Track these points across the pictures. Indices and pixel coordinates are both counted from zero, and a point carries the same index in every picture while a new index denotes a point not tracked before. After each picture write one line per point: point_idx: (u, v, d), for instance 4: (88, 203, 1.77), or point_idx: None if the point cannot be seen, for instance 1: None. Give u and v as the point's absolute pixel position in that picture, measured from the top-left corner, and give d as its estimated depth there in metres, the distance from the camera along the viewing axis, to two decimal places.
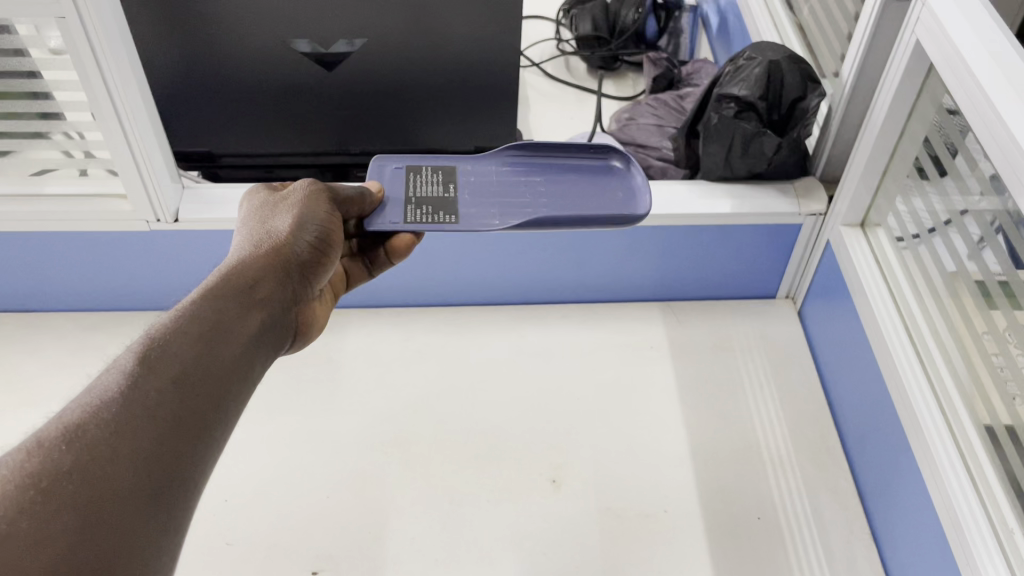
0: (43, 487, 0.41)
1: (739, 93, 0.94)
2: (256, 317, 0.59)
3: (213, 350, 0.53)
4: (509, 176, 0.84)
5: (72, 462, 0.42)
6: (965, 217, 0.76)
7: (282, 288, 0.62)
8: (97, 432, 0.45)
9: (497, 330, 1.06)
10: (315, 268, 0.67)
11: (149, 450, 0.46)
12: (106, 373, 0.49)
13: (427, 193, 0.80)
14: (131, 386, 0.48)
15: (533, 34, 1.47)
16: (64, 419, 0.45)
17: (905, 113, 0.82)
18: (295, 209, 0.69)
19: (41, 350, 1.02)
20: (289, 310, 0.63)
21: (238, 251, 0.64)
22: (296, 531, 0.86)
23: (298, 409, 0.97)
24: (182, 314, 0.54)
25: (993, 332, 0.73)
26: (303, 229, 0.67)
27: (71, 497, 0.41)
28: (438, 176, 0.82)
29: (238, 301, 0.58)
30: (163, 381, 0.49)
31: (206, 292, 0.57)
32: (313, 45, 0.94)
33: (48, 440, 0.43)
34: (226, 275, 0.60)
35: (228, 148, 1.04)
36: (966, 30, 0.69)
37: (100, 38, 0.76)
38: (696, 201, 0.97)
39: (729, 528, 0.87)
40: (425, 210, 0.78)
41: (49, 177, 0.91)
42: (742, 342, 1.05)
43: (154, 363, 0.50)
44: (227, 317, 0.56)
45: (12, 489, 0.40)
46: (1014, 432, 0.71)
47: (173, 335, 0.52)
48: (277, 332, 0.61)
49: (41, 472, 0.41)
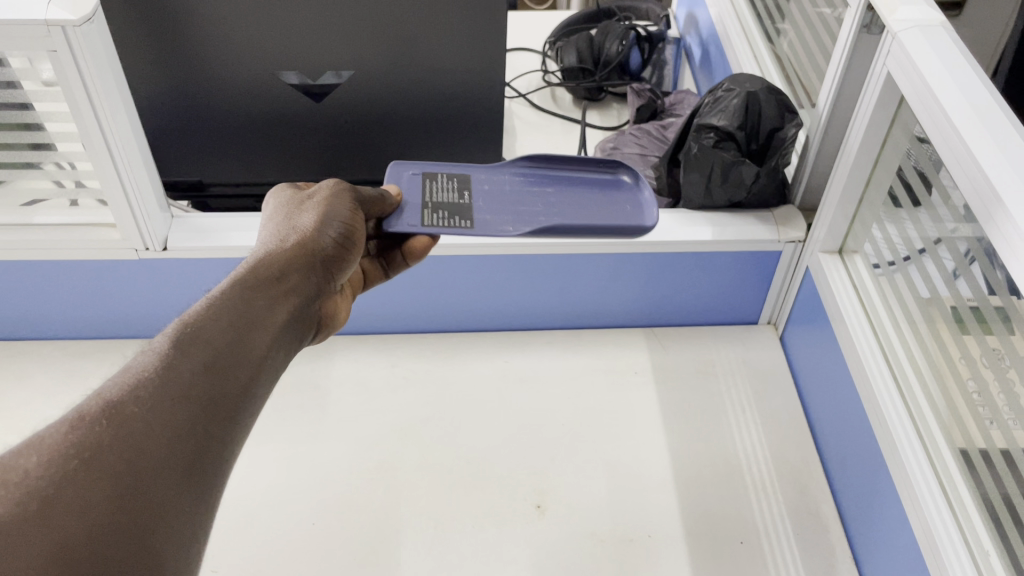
0: (87, 457, 0.43)
1: (717, 123, 0.96)
2: (282, 308, 0.61)
3: (243, 337, 0.56)
4: (527, 186, 0.86)
5: (114, 434, 0.45)
6: (939, 246, 0.77)
7: (306, 281, 0.65)
8: (137, 408, 0.47)
9: (483, 355, 1.08)
10: (339, 264, 0.69)
11: (185, 428, 0.48)
12: (141, 354, 0.52)
13: (443, 199, 0.82)
14: (165, 367, 0.50)
15: (519, 66, 1.50)
16: (103, 394, 0.47)
17: (878, 142, 0.84)
18: (321, 205, 0.71)
19: (30, 378, 1.02)
20: (313, 303, 0.65)
21: (266, 243, 0.67)
22: (282, 558, 0.86)
23: (285, 436, 0.98)
24: (212, 302, 0.57)
25: (967, 357, 0.75)
26: (330, 223, 0.69)
27: (111, 467, 0.44)
28: (456, 183, 0.83)
29: (265, 292, 0.61)
30: (196, 363, 0.52)
31: (234, 283, 0.59)
32: (302, 77, 0.96)
33: (89, 414, 0.46)
34: (256, 266, 0.62)
35: (217, 177, 1.06)
36: (932, 61, 0.72)
37: (91, 69, 0.78)
38: (676, 228, 0.99)
39: (713, 552, 0.88)
40: (439, 213, 0.80)
41: (39, 208, 0.93)
42: (724, 367, 1.07)
43: (187, 345, 0.52)
44: (256, 307, 0.59)
45: (59, 457, 0.43)
46: (988, 455, 0.72)
47: (204, 321, 0.55)
48: (301, 324, 0.63)
49: (83, 442, 0.44)
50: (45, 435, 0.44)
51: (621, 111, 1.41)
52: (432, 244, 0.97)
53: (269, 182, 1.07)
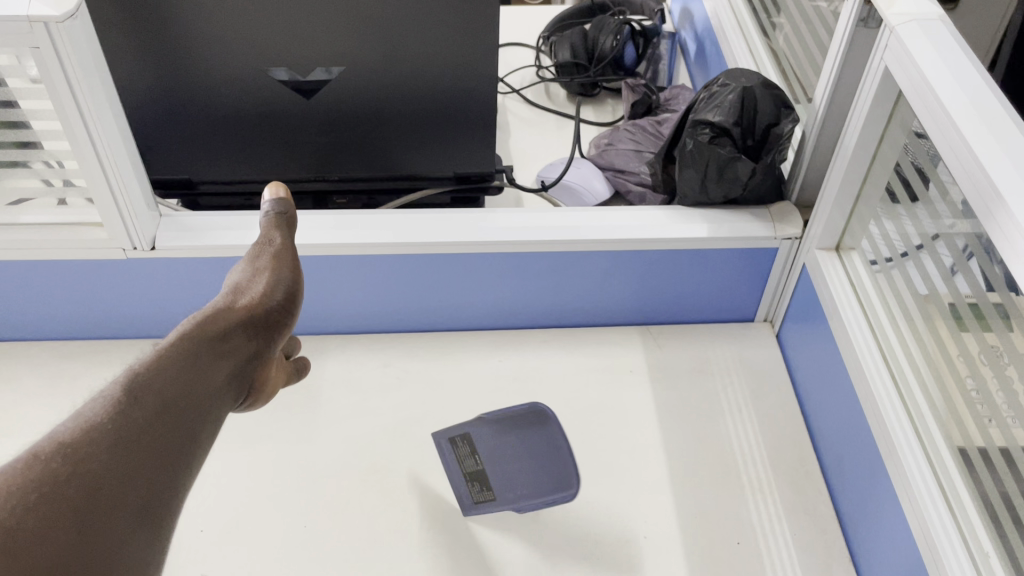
0: (38, 498, 0.48)
1: (713, 119, 0.95)
2: (235, 358, 0.64)
3: (196, 384, 0.59)
4: (524, 452, 0.90)
5: (67, 475, 0.49)
6: (936, 242, 0.76)
7: (255, 336, 0.68)
8: (90, 451, 0.51)
9: (477, 354, 1.06)
10: (288, 317, 0.73)
11: (135, 471, 0.52)
12: (98, 395, 0.56)
13: (468, 465, 0.90)
14: (116, 412, 0.54)
15: (513, 61, 1.49)
16: (58, 436, 0.51)
17: (876, 137, 0.83)
18: (267, 267, 0.75)
19: (18, 379, 1.01)
20: (262, 357, 0.68)
21: (219, 298, 0.70)
22: (274, 562, 0.85)
23: (276, 437, 0.96)
24: (162, 350, 0.60)
25: (965, 355, 0.74)
26: (276, 287, 0.73)
27: (61, 508, 0.48)
28: (468, 446, 0.90)
29: (220, 341, 0.64)
30: (150, 407, 0.55)
31: (186, 330, 0.62)
32: (291, 72, 0.94)
33: (44, 453, 0.50)
34: (207, 318, 0.65)
35: (206, 175, 1.04)
36: (931, 56, 0.71)
37: (74, 64, 0.76)
38: (672, 225, 0.98)
39: (708, 553, 0.87)
40: (471, 486, 0.89)
41: (26, 207, 0.91)
42: (720, 366, 1.06)
43: (139, 391, 0.55)
44: (209, 355, 0.62)
45: (11, 497, 0.47)
46: (987, 454, 0.71)
47: (155, 368, 0.57)
48: (248, 377, 0.66)
49: (36, 484, 0.48)
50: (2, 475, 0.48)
51: (616, 106, 1.40)
52: (424, 243, 0.96)
53: (259, 180, 1.05)
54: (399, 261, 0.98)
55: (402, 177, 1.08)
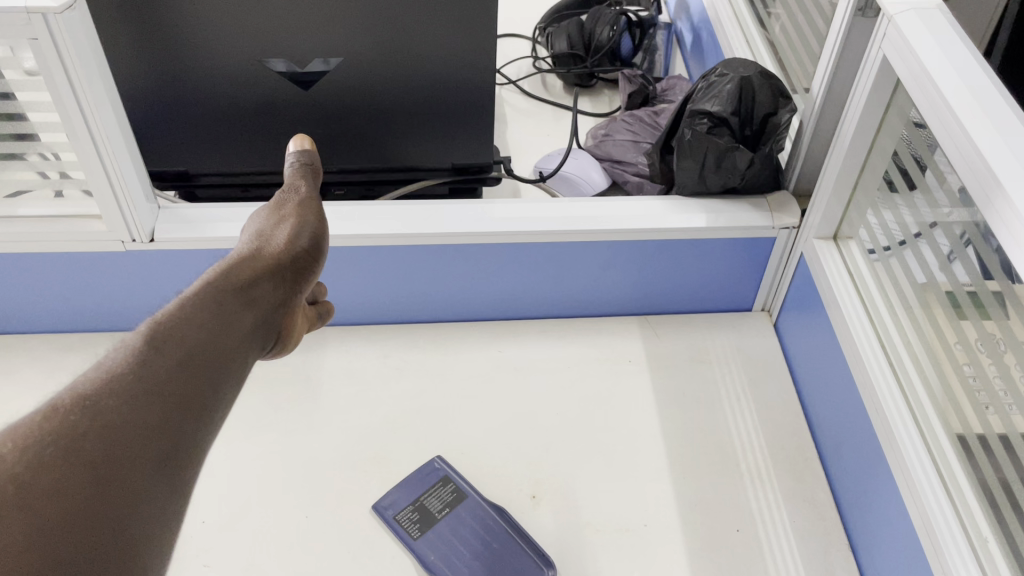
0: (60, 447, 0.48)
1: (711, 109, 0.95)
2: (254, 311, 0.65)
3: (216, 337, 0.60)
4: (495, 521, 0.87)
5: (88, 425, 0.50)
6: (935, 230, 0.77)
7: (278, 285, 0.69)
8: (110, 403, 0.52)
9: (475, 345, 1.07)
10: (310, 270, 0.74)
11: (156, 422, 0.53)
12: (118, 350, 0.56)
13: (429, 505, 0.88)
14: (139, 363, 0.55)
15: (510, 52, 1.49)
16: (77, 388, 0.52)
17: (874, 126, 0.83)
18: (291, 216, 0.75)
19: (16, 372, 1.01)
20: (286, 305, 0.69)
21: (242, 251, 0.71)
22: (275, 552, 0.85)
23: (277, 428, 0.97)
24: (183, 302, 0.61)
25: (964, 344, 0.74)
26: (300, 233, 0.74)
27: (86, 456, 0.48)
28: (450, 491, 0.89)
29: (239, 296, 0.65)
30: (170, 361, 0.56)
31: (207, 283, 0.64)
32: (289, 64, 0.94)
33: (64, 406, 0.50)
34: (227, 271, 0.67)
35: (204, 167, 1.04)
36: (929, 45, 0.71)
37: (72, 55, 0.76)
38: (670, 215, 0.98)
39: (709, 541, 0.87)
40: (412, 518, 0.87)
41: (23, 200, 0.91)
42: (719, 355, 1.06)
43: (159, 344, 0.57)
44: (229, 308, 0.63)
45: (33, 446, 0.48)
46: (986, 441, 0.72)
47: (177, 319, 0.59)
48: (272, 327, 0.67)
49: (59, 431, 0.49)
50: (22, 426, 0.49)
51: (613, 97, 1.40)
52: (423, 234, 0.96)
53: (257, 172, 1.05)
54: (397, 252, 0.98)
55: (400, 168, 1.08)
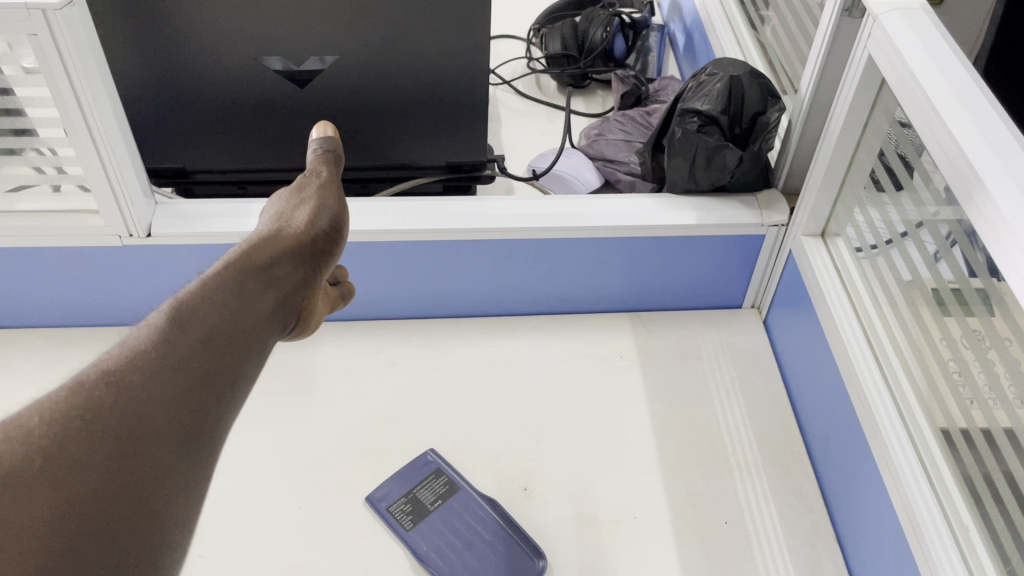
0: (87, 421, 0.50)
1: (701, 108, 0.96)
2: (274, 292, 0.68)
3: (235, 316, 0.62)
4: (488, 515, 0.88)
5: (113, 400, 0.51)
6: (920, 229, 0.78)
7: (297, 267, 0.72)
8: (133, 378, 0.53)
9: (469, 341, 1.08)
10: (328, 254, 0.77)
11: (177, 398, 0.54)
12: (139, 329, 0.58)
13: (423, 496, 0.90)
14: (161, 341, 0.57)
15: (504, 53, 1.50)
16: (99, 366, 0.54)
17: (861, 124, 0.85)
18: (312, 201, 0.79)
19: (13, 366, 1.02)
20: (304, 287, 0.72)
21: (263, 232, 0.74)
22: (269, 542, 0.86)
23: (273, 421, 0.98)
24: (205, 283, 0.64)
25: (948, 339, 0.76)
26: (320, 215, 0.78)
27: (111, 429, 0.50)
28: (443, 484, 0.91)
29: (260, 277, 0.68)
30: (191, 340, 0.58)
31: (230, 265, 0.67)
32: (285, 62, 0.96)
33: (88, 382, 0.52)
34: (249, 253, 0.70)
35: (202, 163, 1.06)
36: (914, 47, 0.72)
37: (71, 51, 0.77)
38: (662, 213, 1.00)
39: (696, 532, 0.89)
40: (405, 510, 0.88)
41: (23, 194, 0.92)
42: (709, 350, 1.07)
43: (182, 322, 0.59)
44: (251, 289, 0.66)
45: (61, 419, 0.49)
46: (969, 435, 0.73)
47: (199, 299, 0.61)
48: (291, 309, 0.70)
49: (86, 406, 0.50)
50: (48, 400, 0.50)
51: (606, 98, 1.41)
52: (416, 230, 0.97)
53: (254, 169, 1.07)
54: (391, 248, 1.00)
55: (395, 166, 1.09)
